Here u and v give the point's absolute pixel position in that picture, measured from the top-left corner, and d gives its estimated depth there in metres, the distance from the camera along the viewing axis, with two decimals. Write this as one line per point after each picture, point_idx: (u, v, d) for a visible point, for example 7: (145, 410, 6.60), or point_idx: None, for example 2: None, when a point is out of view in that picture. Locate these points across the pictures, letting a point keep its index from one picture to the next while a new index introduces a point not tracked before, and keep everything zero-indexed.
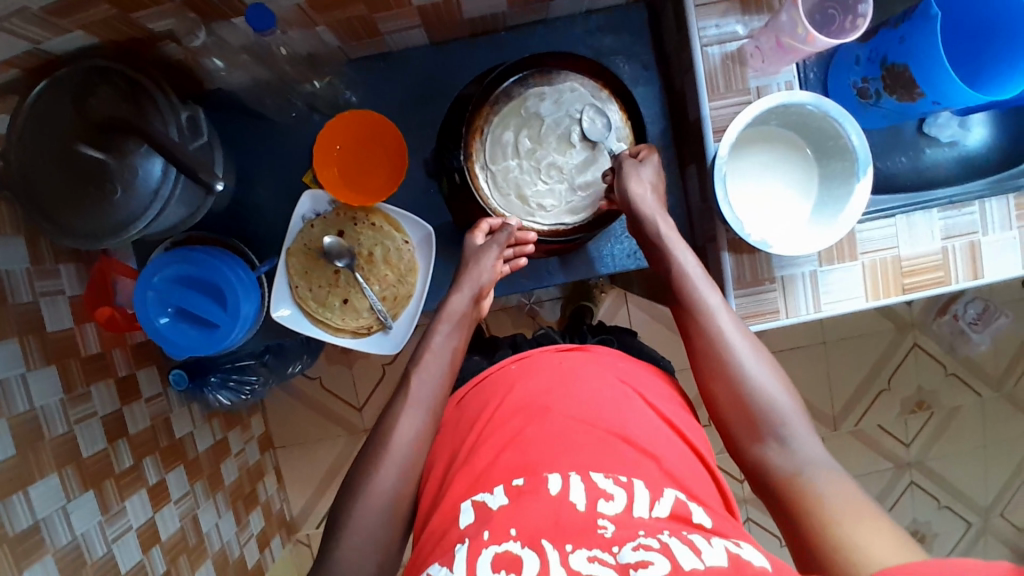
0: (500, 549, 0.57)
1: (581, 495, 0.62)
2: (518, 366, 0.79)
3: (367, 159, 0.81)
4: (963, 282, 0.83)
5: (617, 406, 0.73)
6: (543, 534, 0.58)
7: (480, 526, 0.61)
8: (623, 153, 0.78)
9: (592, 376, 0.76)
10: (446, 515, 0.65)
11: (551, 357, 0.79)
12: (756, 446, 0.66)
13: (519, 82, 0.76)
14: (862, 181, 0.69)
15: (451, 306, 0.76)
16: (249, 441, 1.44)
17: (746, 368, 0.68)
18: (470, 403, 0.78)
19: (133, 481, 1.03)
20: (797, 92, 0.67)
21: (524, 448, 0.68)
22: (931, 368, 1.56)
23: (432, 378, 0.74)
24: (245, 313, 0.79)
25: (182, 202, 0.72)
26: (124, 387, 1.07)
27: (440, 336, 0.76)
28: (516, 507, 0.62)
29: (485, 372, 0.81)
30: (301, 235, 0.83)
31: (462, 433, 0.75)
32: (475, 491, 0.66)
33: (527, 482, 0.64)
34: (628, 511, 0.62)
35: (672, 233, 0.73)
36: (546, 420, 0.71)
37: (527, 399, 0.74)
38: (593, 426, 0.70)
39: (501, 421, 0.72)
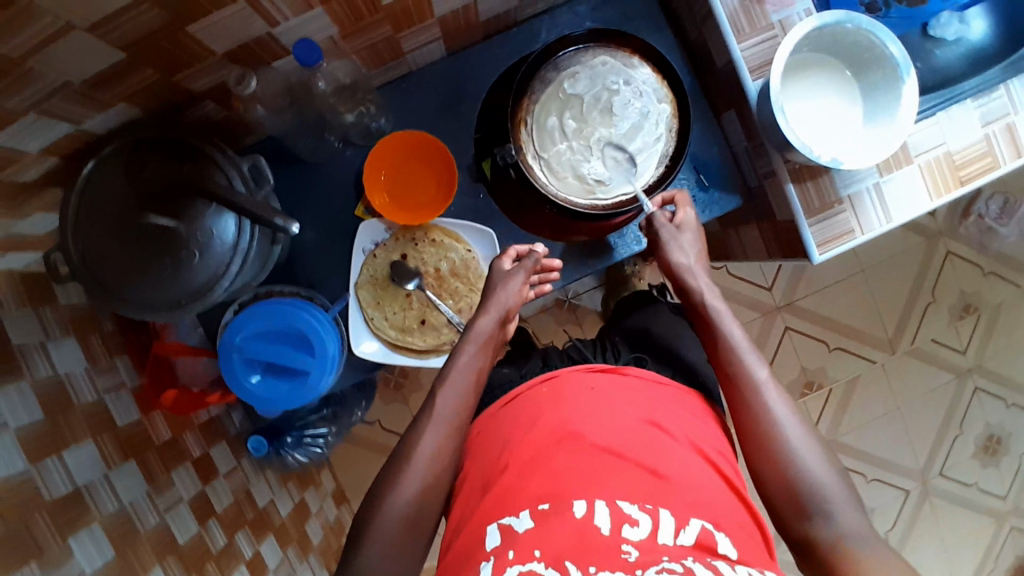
0: (524, 569, 0.53)
1: (607, 519, 0.56)
2: (549, 388, 0.71)
3: (413, 178, 0.81)
4: (1013, 162, 0.83)
5: (648, 432, 0.64)
6: (567, 555, 0.53)
7: (506, 545, 0.56)
8: (666, 112, 0.78)
9: (626, 398, 0.68)
10: (469, 535, 0.60)
11: (584, 378, 0.71)
12: (802, 522, 0.59)
13: (552, 66, 0.77)
14: (908, 82, 0.71)
15: (479, 327, 0.74)
16: (325, 498, 1.41)
17: (796, 445, 0.61)
18: (504, 422, 0.70)
19: (230, 559, 1.00)
20: (827, 14, 0.69)
21: (549, 476, 0.61)
22: (969, 271, 1.57)
23: (456, 400, 0.70)
24: (330, 352, 0.78)
25: (257, 258, 0.72)
26: (201, 468, 1.04)
27: (466, 356, 0.73)
28: (543, 531, 0.56)
29: (516, 392, 0.73)
30: (365, 268, 0.82)
31: (487, 452, 0.68)
32: (501, 511, 0.60)
33: (553, 506, 0.58)
34: (654, 537, 0.55)
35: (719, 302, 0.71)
36: (567, 447, 0.63)
37: (555, 421, 0.66)
38: (619, 450, 0.62)
39: (528, 449, 0.64)
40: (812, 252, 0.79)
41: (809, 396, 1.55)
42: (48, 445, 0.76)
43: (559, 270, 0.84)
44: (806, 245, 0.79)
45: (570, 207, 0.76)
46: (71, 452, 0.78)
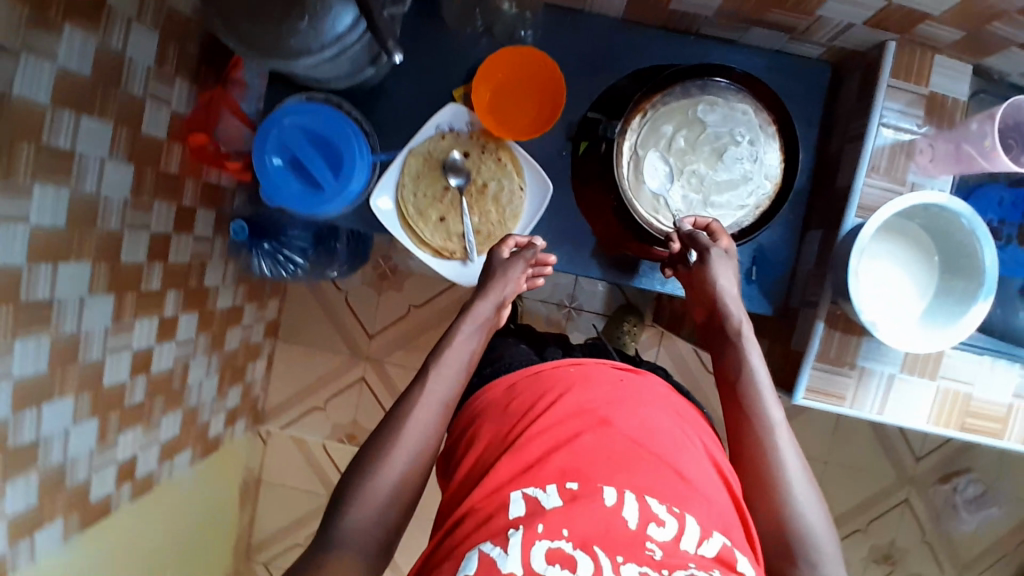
0: (554, 546, 0.54)
1: (634, 513, 0.57)
2: (576, 370, 0.73)
3: (519, 96, 0.81)
4: (1014, 442, 0.83)
5: (674, 438, 0.66)
6: (596, 541, 0.55)
7: (532, 518, 0.57)
8: (765, 191, 0.77)
9: (653, 404, 0.70)
10: (489, 499, 0.61)
11: (608, 371, 0.74)
12: (784, 565, 0.62)
13: (700, 84, 0.76)
14: (981, 304, 0.70)
15: (477, 309, 0.75)
16: (259, 321, 1.42)
17: (797, 492, 0.64)
18: (522, 391, 0.73)
19: (150, 305, 1.05)
20: (958, 201, 0.69)
21: (572, 454, 0.62)
22: (911, 528, 1.55)
23: (448, 379, 0.72)
24: (352, 186, 0.78)
25: (352, 59, 0.73)
26: (181, 217, 1.07)
27: (463, 334, 0.75)
28: (570, 511, 0.57)
29: (540, 367, 0.76)
30: (428, 141, 0.82)
31: (496, 420, 0.71)
32: (525, 481, 0.61)
33: (581, 487, 0.59)
34: (677, 541, 0.56)
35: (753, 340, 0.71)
36: (572, 422, 0.66)
37: (582, 405, 0.68)
38: (616, 433, 0.65)
39: (549, 421, 0.66)
40: (797, 390, 0.78)
41: None
42: (77, 99, 0.78)
43: (552, 263, 0.81)
44: (797, 381, 0.78)
45: (630, 210, 0.76)
46: (89, 122, 0.81)
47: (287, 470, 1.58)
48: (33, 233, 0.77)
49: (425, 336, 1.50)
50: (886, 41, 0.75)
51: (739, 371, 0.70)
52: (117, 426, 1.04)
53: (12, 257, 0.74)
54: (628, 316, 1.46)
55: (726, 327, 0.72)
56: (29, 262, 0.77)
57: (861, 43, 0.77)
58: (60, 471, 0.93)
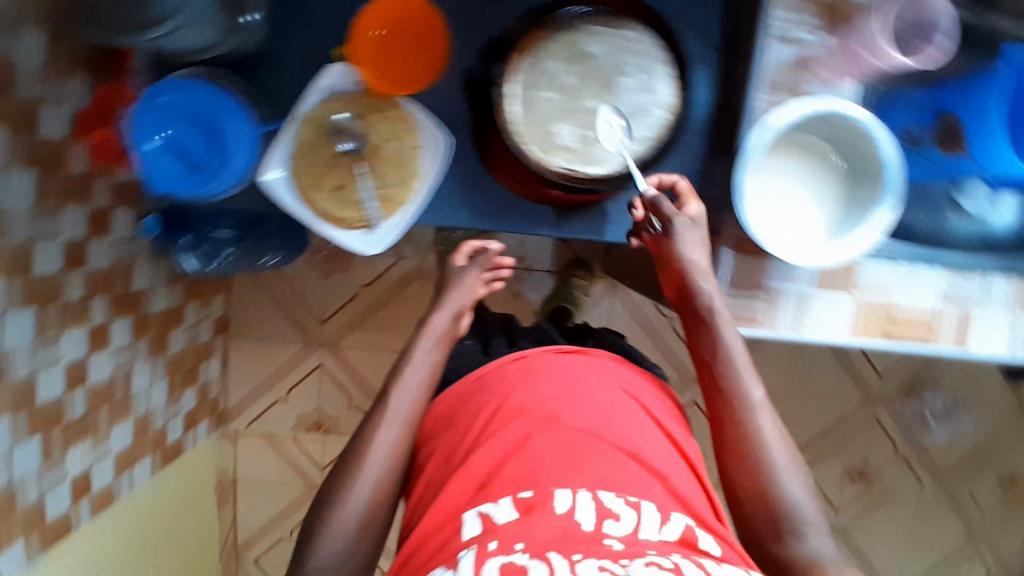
0: (507, 558, 0.60)
1: (589, 516, 0.64)
2: (519, 365, 0.83)
3: (405, 48, 0.77)
4: (946, 346, 0.83)
5: (622, 427, 0.76)
6: (550, 546, 0.61)
7: (487, 535, 0.64)
8: (659, 119, 0.75)
9: (600, 395, 0.79)
10: (454, 515, 0.70)
11: (553, 359, 0.84)
12: (780, 543, 0.69)
13: (583, 15, 0.73)
14: (882, 212, 0.70)
15: (433, 322, 0.87)
16: (205, 318, 1.40)
17: (774, 464, 0.70)
18: (474, 398, 0.82)
19: (78, 315, 1.03)
20: (857, 109, 0.67)
21: (529, 460, 0.71)
22: (881, 445, 1.57)
23: (409, 393, 0.82)
24: (234, 164, 0.77)
25: (206, 18, 0.70)
26: (97, 222, 1.05)
27: (422, 350, 0.85)
28: (527, 521, 0.64)
29: (484, 368, 0.85)
30: (316, 106, 0.79)
31: (459, 422, 0.80)
32: (482, 500, 0.69)
33: (535, 495, 0.67)
34: (635, 532, 0.64)
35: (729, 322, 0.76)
36: (523, 423, 0.75)
37: (538, 406, 0.76)
38: (568, 429, 0.74)
39: (503, 426, 0.75)
40: None
41: None
42: None
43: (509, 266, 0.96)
44: None
45: (524, 154, 0.73)
46: None
47: (261, 467, 1.55)
48: None
49: (379, 315, 1.49)
50: None
51: (714, 351, 0.75)
52: (62, 443, 1.02)
53: None
54: (576, 271, 1.45)
55: (695, 308, 0.76)
56: None
57: None
58: (8, 493, 0.91)
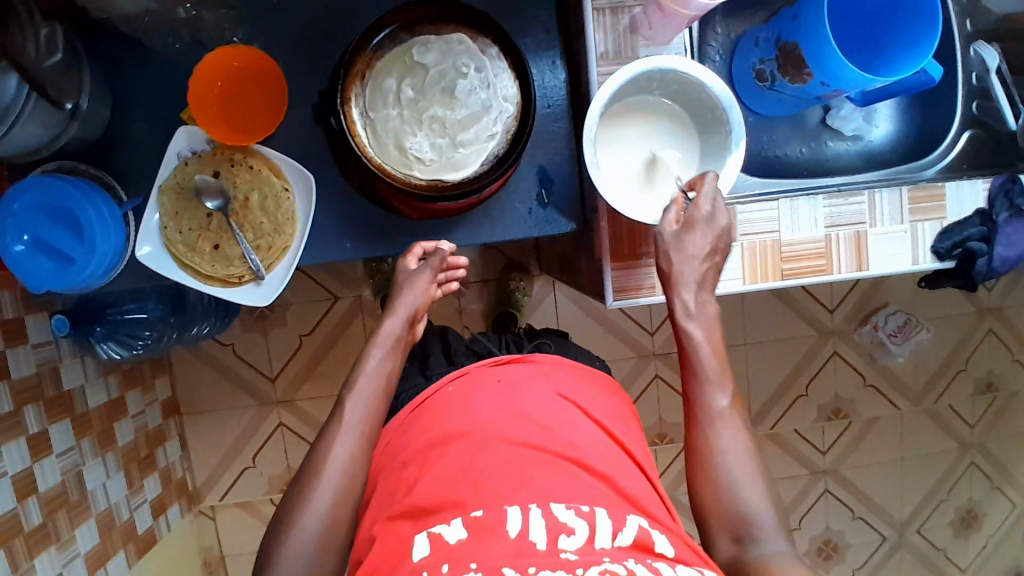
0: None
1: (543, 531, 0.62)
2: (455, 387, 0.82)
3: (244, 99, 0.77)
4: (847, 272, 0.85)
5: (573, 434, 0.75)
6: (504, 563, 0.59)
7: (438, 558, 0.61)
8: (509, 113, 0.75)
9: (546, 405, 0.78)
10: (401, 546, 0.65)
11: (490, 374, 0.83)
12: (732, 549, 0.66)
13: (407, 29, 0.74)
14: (734, 156, 0.72)
15: (386, 330, 0.80)
16: (152, 404, 1.38)
17: (733, 467, 0.68)
18: (415, 426, 0.79)
19: (10, 428, 1.02)
20: (690, 63, 0.69)
21: (479, 480, 0.68)
22: (849, 377, 1.58)
23: (364, 404, 0.76)
24: (102, 246, 0.76)
25: (37, 124, 0.71)
26: (9, 332, 1.04)
27: (373, 360, 0.79)
28: (477, 542, 0.62)
29: (424, 395, 0.83)
30: (174, 173, 0.79)
31: (400, 452, 0.77)
32: (431, 522, 0.66)
33: (486, 514, 0.64)
34: (590, 542, 0.62)
35: (692, 322, 0.73)
36: (466, 445, 0.72)
37: (487, 425, 0.74)
38: (518, 445, 0.71)
39: (444, 452, 0.72)
40: (607, 296, 0.78)
41: (659, 446, 1.55)
42: None
43: (463, 268, 0.88)
44: (605, 287, 0.78)
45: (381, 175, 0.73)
46: None
47: (244, 540, 1.52)
48: None
49: (328, 359, 1.48)
50: None
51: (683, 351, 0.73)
52: (24, 552, 1.02)
53: None
54: (511, 274, 1.45)
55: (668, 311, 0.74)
56: None
57: None
58: None
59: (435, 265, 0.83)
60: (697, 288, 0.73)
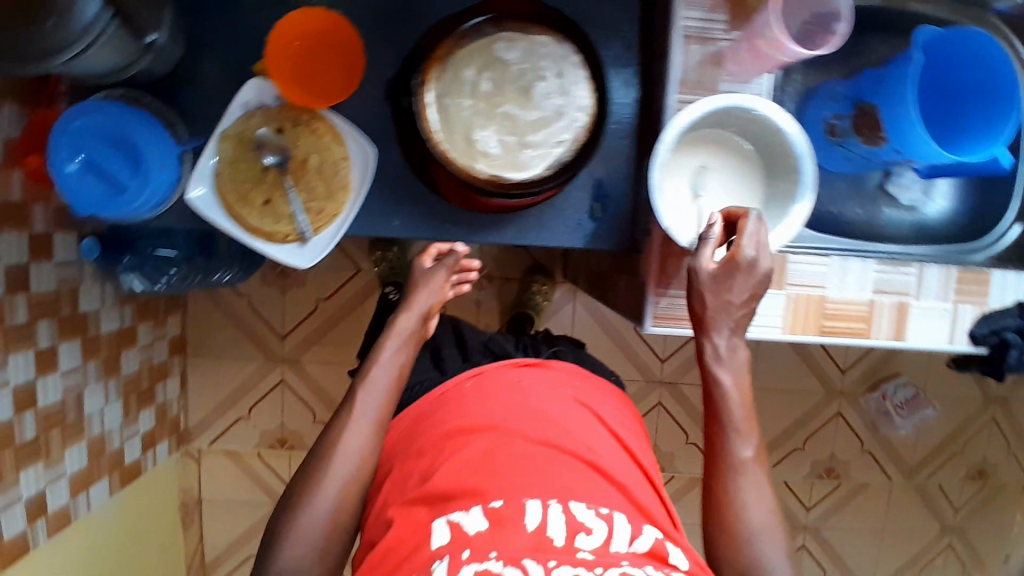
0: (481, 567, 0.58)
1: (562, 527, 0.63)
2: (473, 382, 0.82)
3: (320, 63, 0.77)
4: (882, 338, 0.84)
5: (591, 442, 0.74)
6: (526, 555, 0.59)
7: (459, 546, 0.62)
8: (582, 123, 0.75)
9: (564, 412, 0.77)
10: (417, 530, 0.66)
11: (507, 373, 0.83)
12: None
13: (494, 23, 0.73)
14: (799, 206, 0.70)
15: (401, 324, 0.79)
16: (160, 339, 1.38)
17: (752, 506, 0.68)
18: (434, 415, 0.79)
19: (22, 339, 1.01)
20: (765, 103, 0.69)
21: (496, 474, 0.68)
22: (847, 439, 1.57)
23: (378, 394, 0.76)
24: (157, 183, 0.76)
25: (112, 49, 0.70)
26: (36, 244, 1.03)
27: (387, 351, 0.78)
28: (498, 532, 0.62)
29: (445, 387, 0.83)
30: (237, 123, 0.78)
31: (417, 439, 0.77)
32: (450, 506, 0.66)
33: (505, 506, 0.64)
34: (607, 544, 0.63)
35: (724, 364, 0.71)
36: (484, 439, 0.72)
37: (503, 420, 0.74)
38: (538, 445, 0.71)
39: (464, 441, 0.72)
40: (645, 320, 0.78)
41: None
42: None
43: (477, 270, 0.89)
44: (644, 311, 0.78)
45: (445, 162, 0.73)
46: None
47: (223, 485, 1.53)
48: None
49: (338, 327, 1.48)
50: None
51: (709, 392, 0.71)
52: (12, 465, 1.00)
53: None
54: (535, 277, 1.44)
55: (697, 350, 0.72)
56: None
57: None
58: None
59: (450, 266, 0.84)
60: (731, 333, 0.71)
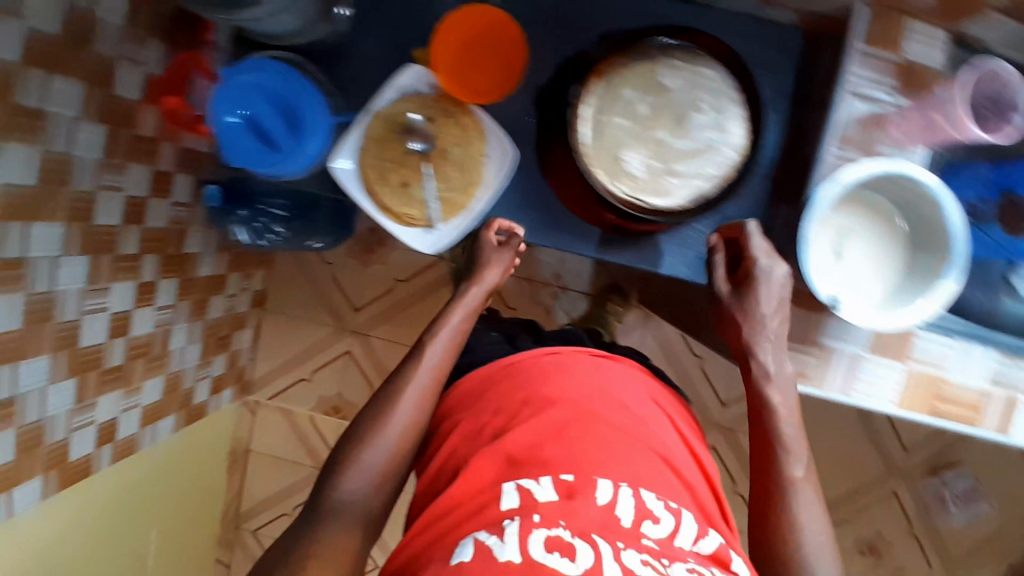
0: (551, 535, 0.60)
1: (630, 510, 0.64)
2: (553, 361, 0.80)
3: (481, 60, 0.79)
4: (993, 431, 0.79)
5: (659, 433, 0.75)
6: (594, 531, 0.61)
7: (527, 510, 0.63)
8: (731, 161, 0.74)
9: (635, 400, 0.77)
10: (484, 488, 0.68)
11: (589, 361, 0.81)
12: None
13: (664, 48, 0.73)
14: (944, 284, 0.68)
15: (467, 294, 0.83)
16: (245, 290, 1.43)
17: (806, 522, 0.70)
18: (505, 383, 0.78)
19: (129, 269, 1.06)
20: (922, 172, 0.67)
21: (569, 448, 0.68)
22: (898, 519, 1.52)
23: (440, 354, 0.79)
24: (309, 150, 0.79)
25: (295, 12, 0.71)
26: (160, 181, 1.07)
27: (453, 318, 0.82)
28: (569, 505, 0.63)
29: (516, 356, 0.82)
30: (390, 104, 0.81)
31: (484, 400, 0.78)
32: (519, 474, 0.67)
33: (576, 480, 0.65)
34: (671, 538, 0.64)
35: (778, 385, 0.75)
36: (561, 412, 0.72)
37: (579, 401, 0.73)
38: (609, 427, 0.71)
39: (537, 410, 0.72)
40: None
41: None
42: (42, 59, 0.81)
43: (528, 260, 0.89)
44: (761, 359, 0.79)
45: (588, 174, 0.73)
46: (60, 81, 0.85)
47: (273, 441, 1.57)
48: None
49: (410, 310, 1.50)
50: (855, 7, 0.72)
51: (762, 411, 0.75)
52: (96, 387, 1.04)
53: None
54: (611, 297, 1.41)
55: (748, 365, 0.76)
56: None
57: (832, 10, 0.74)
58: (37, 429, 0.93)
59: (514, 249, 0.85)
60: (778, 352, 0.76)
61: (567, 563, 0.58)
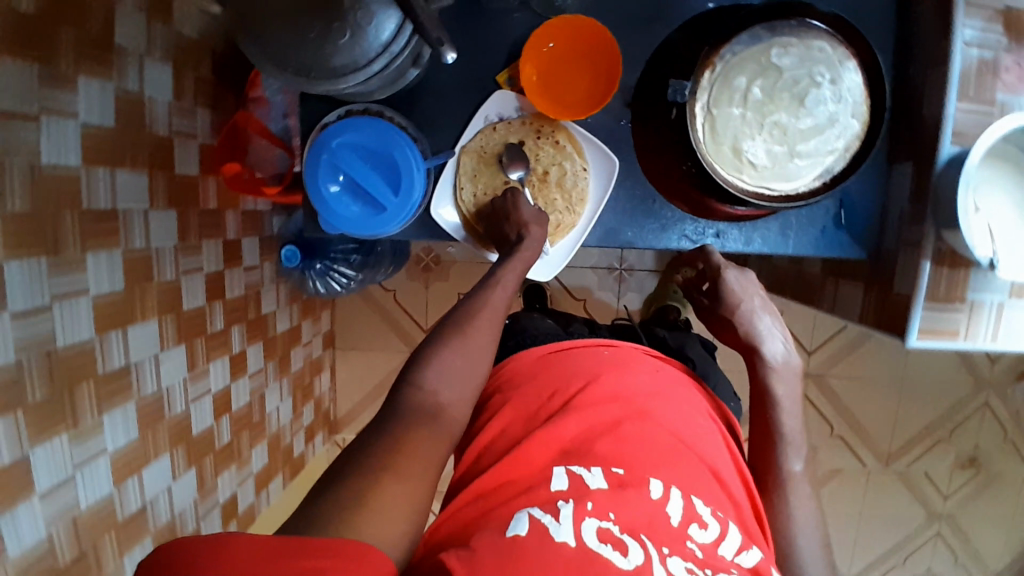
0: (602, 526, 0.55)
1: (678, 510, 0.59)
2: (611, 353, 0.77)
3: (571, 72, 0.75)
4: None
5: (709, 438, 0.70)
6: (641, 530, 0.56)
7: (578, 495, 0.59)
8: (854, 130, 0.71)
9: (686, 402, 0.73)
10: (535, 472, 0.64)
11: (649, 362, 0.77)
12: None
13: (769, 27, 0.69)
14: None
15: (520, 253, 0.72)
16: (317, 334, 1.41)
17: (798, 515, 0.70)
18: (559, 365, 0.76)
19: (219, 345, 1.02)
20: None
21: (621, 443, 0.65)
22: (994, 430, 1.53)
23: (504, 300, 0.69)
24: (414, 200, 0.75)
25: (394, 71, 0.67)
26: (229, 251, 1.04)
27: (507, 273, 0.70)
28: (619, 494, 0.59)
29: (570, 344, 0.80)
30: (479, 137, 0.79)
31: (531, 382, 0.75)
32: (572, 461, 0.64)
33: (627, 475, 0.61)
34: (716, 545, 0.58)
35: (784, 368, 0.75)
36: (620, 409, 0.69)
37: (635, 393, 0.71)
38: (660, 426, 0.68)
39: (589, 402, 0.70)
40: (910, 334, 0.75)
41: None
42: (109, 156, 0.75)
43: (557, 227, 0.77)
44: (910, 324, 0.75)
45: (713, 171, 0.70)
46: (125, 173, 0.78)
47: None
48: (96, 300, 0.74)
49: None
50: None
51: (763, 389, 0.75)
52: (212, 469, 1.03)
53: (78, 332, 0.72)
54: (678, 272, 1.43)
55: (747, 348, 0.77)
56: (98, 332, 0.76)
57: None
58: (171, 527, 0.92)
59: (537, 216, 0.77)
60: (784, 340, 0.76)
61: (619, 556, 0.52)
